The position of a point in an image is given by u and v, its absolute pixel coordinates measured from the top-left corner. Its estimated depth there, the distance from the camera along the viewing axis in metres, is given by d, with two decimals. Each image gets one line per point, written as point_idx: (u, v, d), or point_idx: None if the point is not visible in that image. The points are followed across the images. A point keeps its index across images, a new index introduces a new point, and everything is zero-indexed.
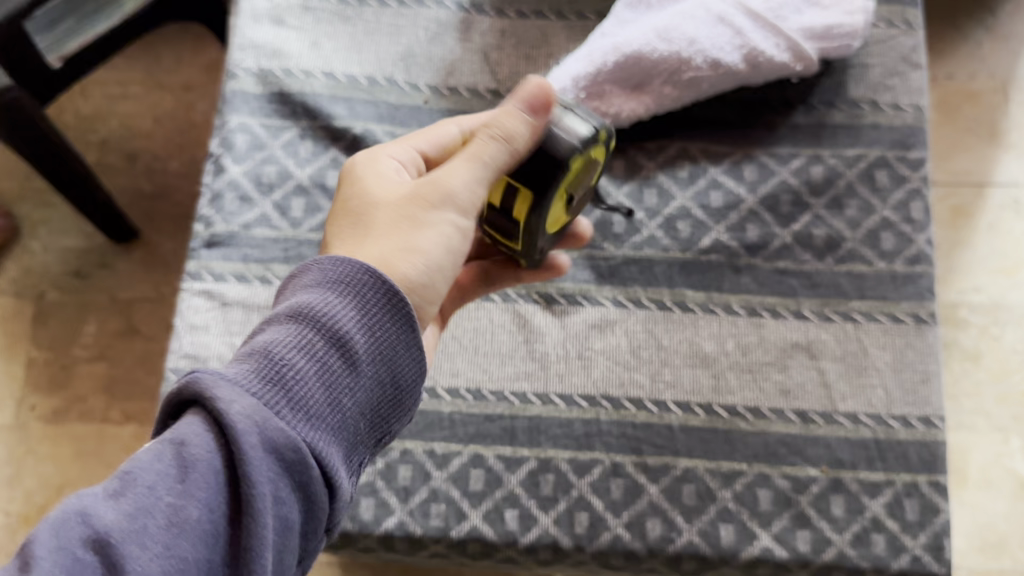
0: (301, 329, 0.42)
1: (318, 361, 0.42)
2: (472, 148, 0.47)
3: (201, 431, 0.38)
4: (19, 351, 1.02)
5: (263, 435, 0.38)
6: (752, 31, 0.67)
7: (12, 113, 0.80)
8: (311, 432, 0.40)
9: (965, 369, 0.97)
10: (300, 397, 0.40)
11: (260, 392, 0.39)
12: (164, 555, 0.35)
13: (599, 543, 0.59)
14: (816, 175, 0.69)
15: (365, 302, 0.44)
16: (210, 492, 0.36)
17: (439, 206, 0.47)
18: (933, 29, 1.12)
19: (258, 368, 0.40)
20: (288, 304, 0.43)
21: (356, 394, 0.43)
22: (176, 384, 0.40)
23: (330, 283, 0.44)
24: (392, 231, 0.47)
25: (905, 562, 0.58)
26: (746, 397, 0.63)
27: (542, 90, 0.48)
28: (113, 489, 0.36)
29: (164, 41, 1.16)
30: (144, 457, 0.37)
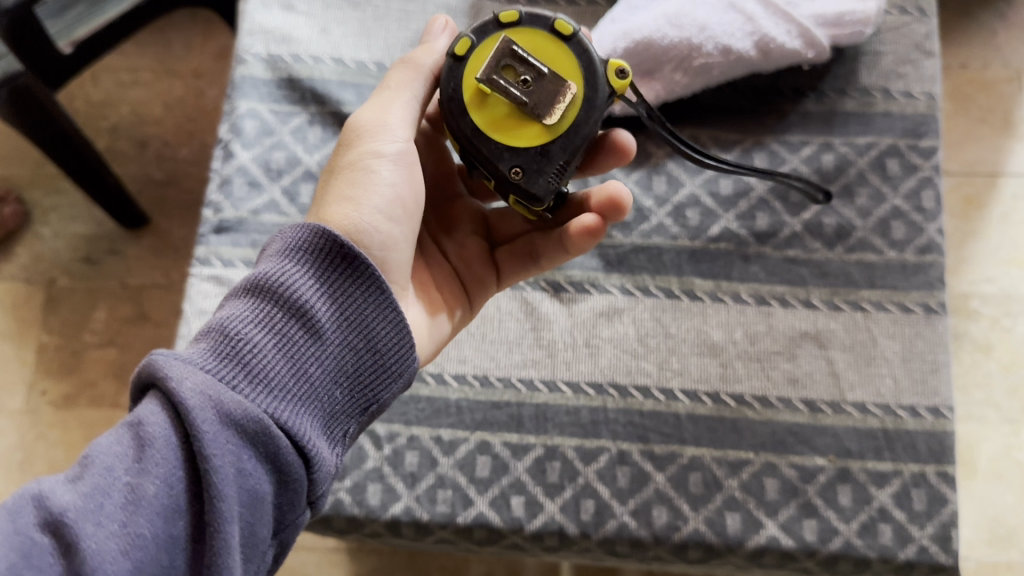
0: (260, 303, 0.43)
1: (277, 333, 0.43)
2: (380, 90, 0.52)
3: (157, 410, 0.38)
4: (30, 336, 1.03)
5: (218, 408, 0.38)
6: (763, 18, 0.66)
7: (23, 98, 0.80)
8: (272, 403, 0.41)
9: (975, 360, 0.96)
10: (259, 369, 0.41)
11: (215, 368, 0.40)
12: (120, 531, 0.35)
13: (605, 530, 0.59)
14: (826, 163, 0.69)
15: (323, 271, 0.45)
16: (168, 468, 0.37)
17: (359, 146, 0.50)
18: (947, 17, 1.11)
19: (213, 346, 0.41)
20: (246, 280, 0.45)
21: (323, 362, 0.44)
22: (135, 371, 0.41)
23: (288, 254, 0.45)
24: (326, 190, 0.50)
25: (913, 553, 0.58)
26: (753, 385, 0.63)
27: (438, 23, 0.54)
28: (75, 471, 0.37)
29: (174, 27, 1.16)
30: (104, 439, 0.38)
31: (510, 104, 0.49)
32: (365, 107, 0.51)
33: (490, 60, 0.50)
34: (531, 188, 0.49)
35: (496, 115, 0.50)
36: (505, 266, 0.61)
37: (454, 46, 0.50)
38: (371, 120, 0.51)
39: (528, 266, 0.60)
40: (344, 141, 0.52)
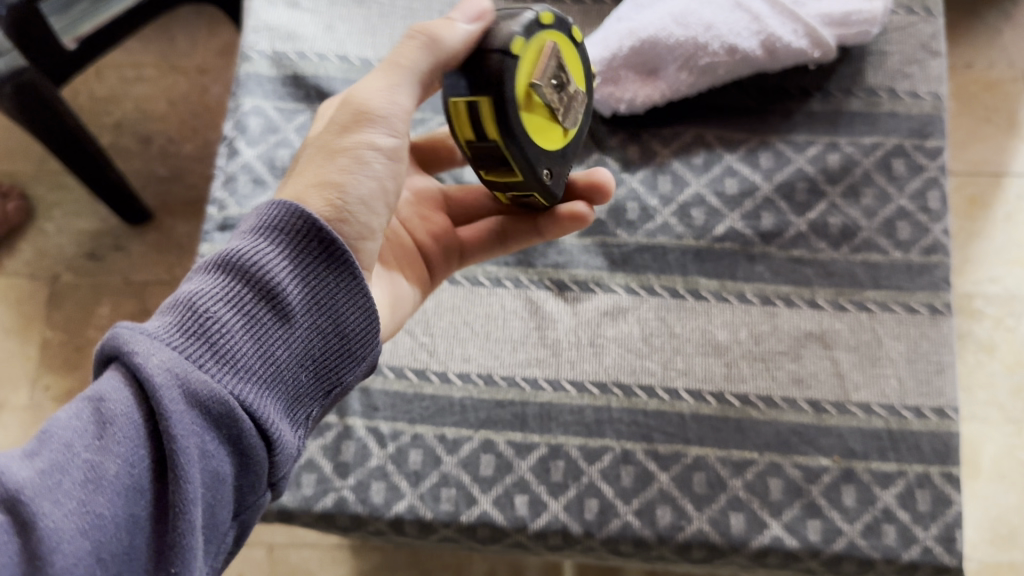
0: (229, 280, 0.42)
1: (247, 314, 0.42)
2: (387, 63, 0.48)
3: (121, 386, 0.37)
4: (34, 331, 1.03)
5: (185, 387, 0.37)
6: (770, 17, 0.66)
7: (28, 94, 0.80)
8: (239, 385, 0.40)
9: (979, 360, 0.96)
10: (227, 349, 0.40)
11: (182, 345, 0.39)
12: (79, 509, 0.34)
13: (609, 530, 0.59)
14: (832, 163, 0.68)
15: (295, 250, 0.44)
16: (131, 447, 0.36)
17: (354, 130, 0.48)
18: (953, 16, 1.11)
19: (179, 322, 0.40)
20: (215, 255, 0.43)
21: (291, 345, 0.43)
22: (98, 342, 0.39)
23: (261, 232, 0.44)
24: (314, 163, 0.49)
25: (917, 553, 0.58)
26: (758, 385, 0.63)
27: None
28: (30, 446, 0.35)
29: (179, 24, 1.16)
30: (62, 414, 0.37)
31: (546, 111, 0.48)
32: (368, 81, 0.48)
33: (541, 67, 0.46)
34: (553, 190, 0.51)
35: (537, 123, 0.47)
36: (471, 245, 0.62)
37: (513, 46, 0.44)
38: (370, 104, 0.48)
39: (497, 248, 0.61)
40: (340, 113, 0.49)
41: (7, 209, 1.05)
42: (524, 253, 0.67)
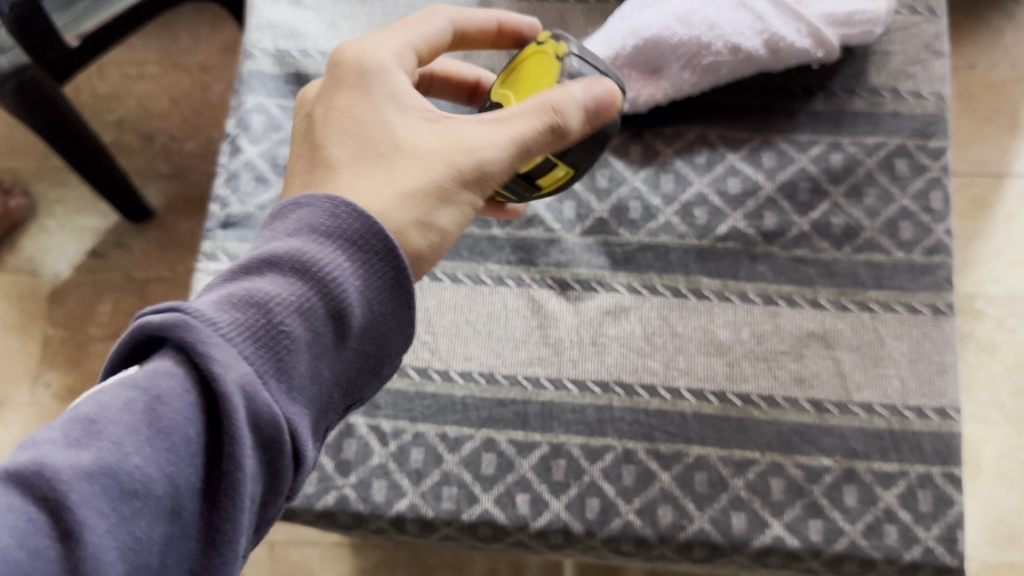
0: (306, 286, 0.38)
1: (313, 328, 0.37)
2: (505, 115, 0.46)
3: (178, 386, 0.33)
4: (36, 328, 1.03)
5: (250, 409, 0.33)
6: (773, 16, 0.66)
7: (30, 92, 0.81)
8: (292, 407, 0.36)
9: (980, 360, 0.96)
10: (290, 364, 0.36)
11: (251, 355, 0.35)
12: (124, 528, 0.30)
13: (610, 529, 0.59)
14: (835, 163, 0.68)
15: (373, 265, 0.40)
16: (182, 464, 0.32)
17: (467, 177, 0.46)
18: (956, 17, 1.11)
19: (252, 327, 0.35)
20: (288, 247, 0.38)
21: (338, 366, 0.39)
22: (153, 317, 0.34)
23: (341, 239, 0.39)
24: (418, 194, 0.45)
25: (918, 553, 0.58)
26: (760, 385, 0.63)
27: (602, 89, 0.48)
28: (71, 434, 0.31)
29: (181, 21, 1.16)
30: (110, 400, 0.32)
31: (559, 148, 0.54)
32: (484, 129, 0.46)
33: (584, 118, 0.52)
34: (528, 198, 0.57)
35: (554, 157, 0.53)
36: None
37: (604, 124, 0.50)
38: (488, 159, 0.46)
39: None
40: (445, 144, 0.46)
41: (9, 206, 1.05)
42: (527, 252, 0.67)
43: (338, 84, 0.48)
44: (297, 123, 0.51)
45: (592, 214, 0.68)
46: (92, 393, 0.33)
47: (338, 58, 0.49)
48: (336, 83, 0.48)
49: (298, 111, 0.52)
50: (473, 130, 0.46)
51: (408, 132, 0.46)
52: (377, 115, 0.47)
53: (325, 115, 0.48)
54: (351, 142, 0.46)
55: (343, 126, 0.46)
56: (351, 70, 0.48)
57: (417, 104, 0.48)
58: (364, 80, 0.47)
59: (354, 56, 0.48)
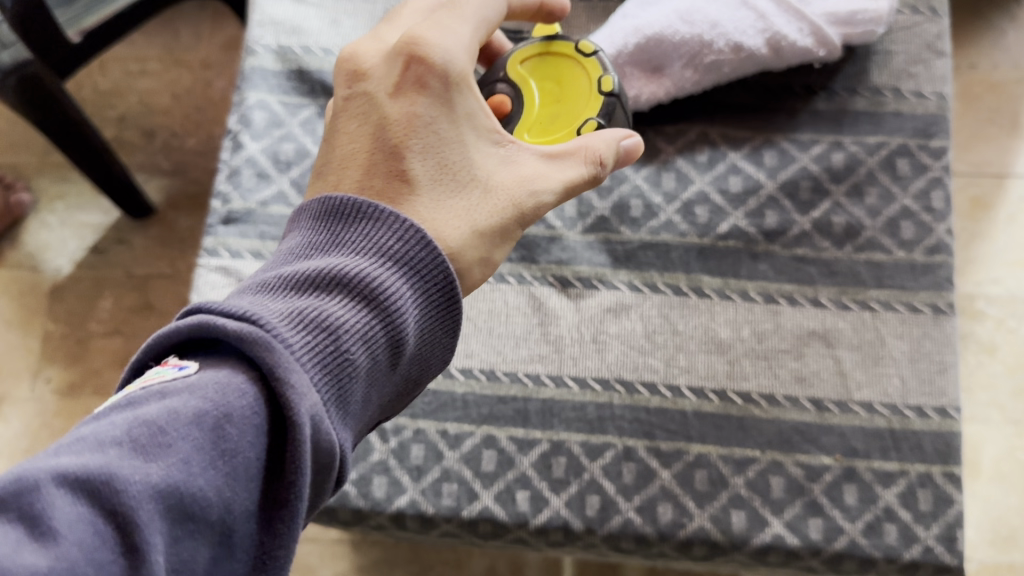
0: (369, 311, 0.37)
1: (372, 354, 0.37)
2: (559, 155, 0.48)
3: (249, 406, 0.31)
4: (36, 324, 1.03)
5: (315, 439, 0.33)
6: (775, 15, 0.66)
7: (32, 88, 0.81)
8: (343, 433, 0.35)
9: (980, 360, 0.96)
10: (348, 392, 0.36)
11: (318, 383, 0.34)
12: (178, 553, 0.28)
13: (611, 526, 0.59)
14: (837, 162, 0.68)
15: (427, 292, 0.40)
16: (245, 489, 0.30)
17: (527, 217, 0.47)
18: (958, 17, 1.11)
19: (322, 354, 0.34)
20: (354, 267, 0.37)
21: (381, 390, 0.39)
22: (223, 328, 0.32)
23: (404, 265, 0.39)
24: (484, 229, 0.45)
25: (917, 552, 0.58)
26: (760, 383, 0.63)
27: (635, 142, 0.50)
28: (136, 441, 0.28)
29: (183, 18, 1.16)
30: (179, 409, 0.30)
31: None
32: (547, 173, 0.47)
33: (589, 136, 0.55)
34: None
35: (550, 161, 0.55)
36: None
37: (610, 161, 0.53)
38: (547, 202, 0.47)
39: None
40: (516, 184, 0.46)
41: (10, 202, 1.05)
42: (528, 249, 0.67)
43: (419, 87, 0.44)
44: (348, 98, 0.45)
45: (593, 212, 0.68)
46: (147, 395, 0.31)
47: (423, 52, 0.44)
48: (416, 82, 0.44)
49: (344, 79, 0.46)
50: (534, 169, 0.47)
51: (481, 160, 0.46)
52: (455, 137, 0.45)
53: (399, 119, 0.44)
54: (429, 163, 0.44)
55: (421, 141, 0.44)
56: (435, 73, 0.43)
57: (488, 124, 0.46)
58: (448, 91, 0.44)
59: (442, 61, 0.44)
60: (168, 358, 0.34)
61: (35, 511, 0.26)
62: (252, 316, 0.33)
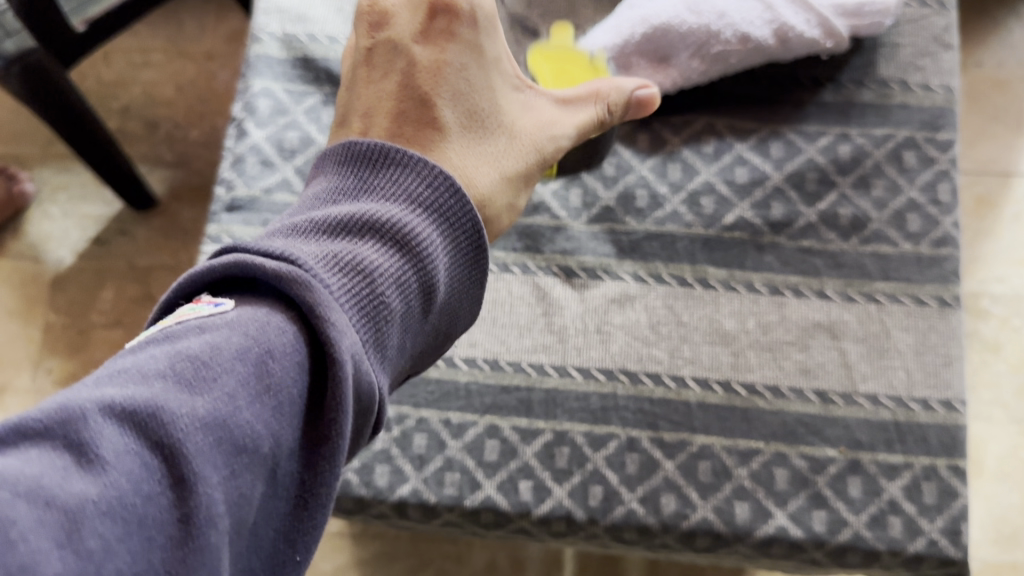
0: (401, 256, 0.37)
1: (406, 301, 0.37)
2: (572, 102, 0.51)
3: (290, 345, 0.31)
4: (37, 315, 1.04)
5: (356, 380, 0.33)
6: (783, 5, 0.66)
7: (37, 76, 0.80)
8: (381, 378, 0.36)
9: (984, 359, 0.96)
10: (385, 337, 0.36)
11: (358, 326, 0.34)
12: (233, 485, 0.27)
13: (614, 516, 0.59)
14: (843, 154, 0.68)
15: (453, 238, 0.40)
16: (287, 425, 0.30)
17: (548, 161, 0.50)
18: (964, 15, 1.10)
19: (359, 296, 0.34)
20: (386, 213, 0.38)
21: (411, 338, 0.39)
22: (264, 267, 0.32)
23: (433, 213, 0.39)
24: (511, 173, 0.48)
25: (922, 545, 0.58)
26: (765, 374, 0.62)
27: (650, 91, 0.54)
28: (180, 374, 0.28)
29: (186, 9, 1.16)
30: (221, 344, 0.29)
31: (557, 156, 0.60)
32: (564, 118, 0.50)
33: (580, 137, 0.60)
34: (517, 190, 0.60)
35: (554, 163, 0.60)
36: None
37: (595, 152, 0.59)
38: (564, 145, 0.50)
39: None
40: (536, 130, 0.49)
41: (13, 191, 1.04)
42: (533, 239, 0.66)
43: (446, 35, 0.47)
44: (372, 48, 0.47)
45: (598, 202, 0.67)
46: (184, 329, 0.31)
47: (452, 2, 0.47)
48: (444, 30, 0.46)
49: (366, 29, 0.48)
50: (550, 113, 0.50)
51: (505, 106, 0.48)
52: (482, 84, 0.47)
53: (428, 65, 0.46)
54: (458, 109, 0.46)
55: (451, 88, 0.46)
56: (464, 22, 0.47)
57: (508, 70, 0.49)
58: (475, 37, 0.47)
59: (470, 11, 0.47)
60: (201, 295, 0.34)
61: (81, 440, 0.25)
62: (289, 256, 0.33)
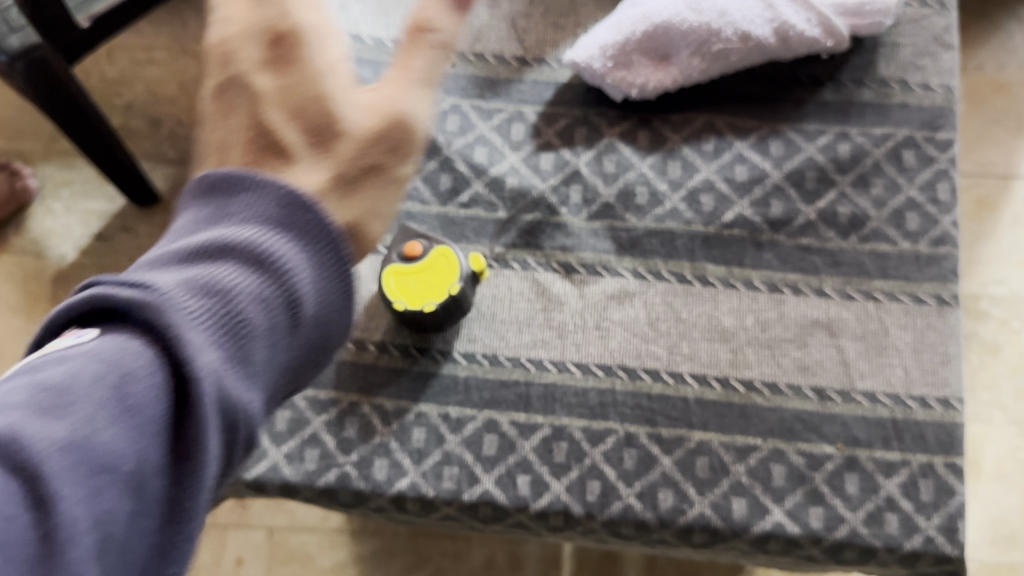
0: (261, 274, 0.38)
1: (269, 315, 0.38)
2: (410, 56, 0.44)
3: (149, 361, 0.32)
4: (39, 310, 1.04)
5: (220, 392, 0.33)
6: (784, 5, 0.66)
7: (41, 71, 0.81)
8: (251, 394, 0.36)
9: (983, 360, 0.97)
10: (247, 352, 0.36)
11: (215, 344, 0.34)
12: (97, 503, 0.28)
13: (611, 511, 0.59)
14: (843, 153, 0.68)
15: (321, 256, 0.40)
16: (152, 443, 0.31)
17: (409, 147, 0.45)
18: (964, 17, 1.11)
19: (216, 315, 0.35)
20: (246, 234, 0.38)
21: (286, 356, 0.39)
22: (112, 295, 0.33)
23: (297, 229, 0.40)
24: (361, 177, 0.44)
25: (919, 542, 0.58)
26: (763, 371, 0.63)
27: None
28: (37, 402, 0.29)
29: (190, 8, 1.17)
30: (80, 370, 0.30)
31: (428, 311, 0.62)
32: (413, 88, 0.44)
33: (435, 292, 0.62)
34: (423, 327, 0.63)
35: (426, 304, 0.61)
36: None
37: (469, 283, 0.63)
38: (417, 112, 0.44)
39: None
40: (379, 111, 0.44)
41: (15, 187, 1.06)
42: (533, 235, 0.66)
43: (269, 44, 0.45)
44: (217, 85, 0.45)
45: (599, 199, 0.68)
46: (46, 361, 0.31)
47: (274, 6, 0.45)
48: (279, 56, 0.45)
49: (214, 67, 0.46)
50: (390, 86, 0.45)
51: (340, 102, 0.44)
52: (316, 86, 0.44)
53: (268, 93, 0.44)
54: (301, 126, 0.44)
55: (288, 105, 0.44)
56: (293, 35, 0.45)
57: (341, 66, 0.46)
58: (300, 52, 0.45)
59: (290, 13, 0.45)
60: (69, 330, 0.34)
61: None
62: (142, 283, 0.34)
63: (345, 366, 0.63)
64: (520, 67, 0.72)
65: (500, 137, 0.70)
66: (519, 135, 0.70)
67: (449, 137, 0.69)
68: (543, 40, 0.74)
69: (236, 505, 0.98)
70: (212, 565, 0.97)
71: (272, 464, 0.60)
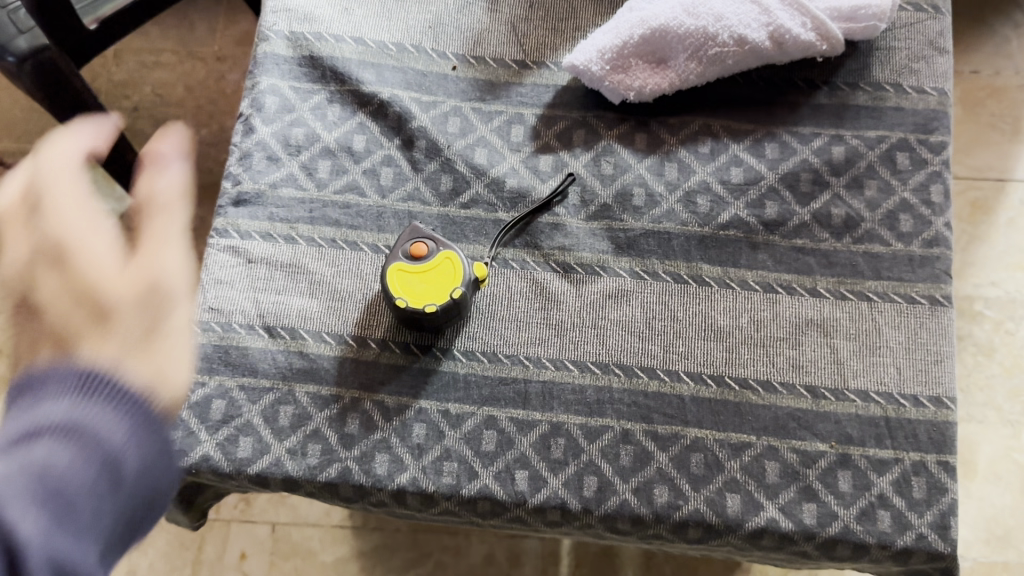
0: (73, 442, 0.38)
1: (94, 476, 0.38)
2: (162, 206, 0.46)
3: None
4: None
5: (29, 552, 0.34)
6: (779, 9, 0.67)
7: (48, 74, 0.83)
8: (75, 547, 0.35)
9: (978, 361, 1.03)
10: (64, 514, 0.36)
11: (20, 514, 0.35)
12: None
13: (607, 506, 0.60)
14: (837, 155, 0.69)
15: (133, 407, 0.40)
16: None
17: (173, 305, 0.44)
18: (958, 35, 1.20)
19: (23, 492, 0.36)
20: (49, 411, 0.39)
21: (123, 515, 0.39)
22: None
23: (104, 382, 0.40)
24: (135, 346, 0.42)
25: (911, 539, 0.59)
26: (758, 370, 0.64)
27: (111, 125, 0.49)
28: None
29: (197, 13, 1.24)
30: None
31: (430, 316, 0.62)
32: (161, 253, 0.45)
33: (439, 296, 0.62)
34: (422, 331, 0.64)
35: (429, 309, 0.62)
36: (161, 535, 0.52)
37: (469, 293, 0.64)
38: (173, 263, 0.45)
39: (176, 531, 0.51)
40: (140, 280, 0.44)
41: None
42: (531, 235, 0.68)
43: (41, 258, 0.43)
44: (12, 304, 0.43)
45: (596, 200, 0.69)
46: None
47: (25, 222, 0.44)
48: (43, 259, 0.43)
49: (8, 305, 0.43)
50: (146, 255, 0.44)
51: (100, 272, 0.43)
52: (81, 265, 0.43)
53: (37, 300, 0.42)
54: (75, 306, 0.42)
55: (51, 290, 0.42)
56: (54, 249, 0.43)
57: (100, 233, 0.45)
58: (50, 232, 0.44)
59: (48, 227, 0.44)
60: None
61: None
62: None
63: (346, 363, 0.63)
64: (520, 70, 0.74)
65: (500, 139, 0.71)
66: (519, 137, 0.71)
67: (450, 139, 0.70)
68: (543, 43, 0.75)
69: (241, 501, 1.03)
70: (216, 558, 1.00)
71: (275, 459, 0.61)
